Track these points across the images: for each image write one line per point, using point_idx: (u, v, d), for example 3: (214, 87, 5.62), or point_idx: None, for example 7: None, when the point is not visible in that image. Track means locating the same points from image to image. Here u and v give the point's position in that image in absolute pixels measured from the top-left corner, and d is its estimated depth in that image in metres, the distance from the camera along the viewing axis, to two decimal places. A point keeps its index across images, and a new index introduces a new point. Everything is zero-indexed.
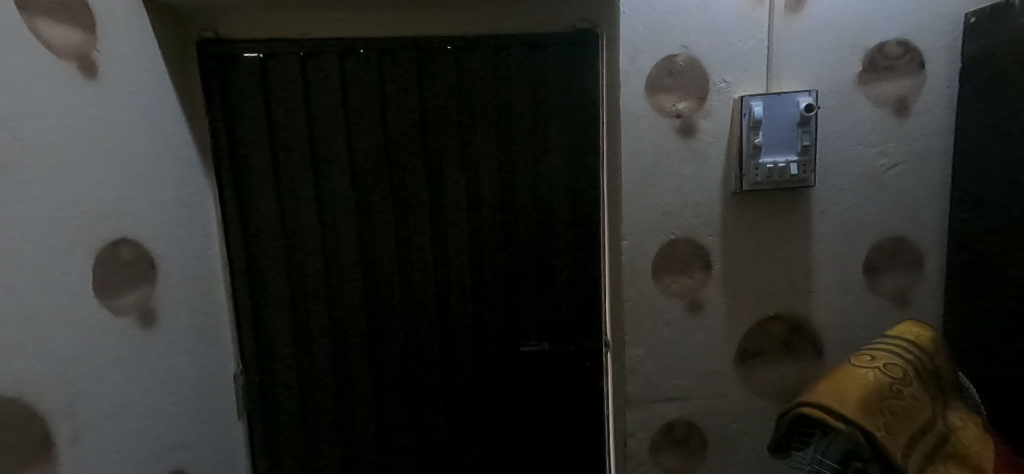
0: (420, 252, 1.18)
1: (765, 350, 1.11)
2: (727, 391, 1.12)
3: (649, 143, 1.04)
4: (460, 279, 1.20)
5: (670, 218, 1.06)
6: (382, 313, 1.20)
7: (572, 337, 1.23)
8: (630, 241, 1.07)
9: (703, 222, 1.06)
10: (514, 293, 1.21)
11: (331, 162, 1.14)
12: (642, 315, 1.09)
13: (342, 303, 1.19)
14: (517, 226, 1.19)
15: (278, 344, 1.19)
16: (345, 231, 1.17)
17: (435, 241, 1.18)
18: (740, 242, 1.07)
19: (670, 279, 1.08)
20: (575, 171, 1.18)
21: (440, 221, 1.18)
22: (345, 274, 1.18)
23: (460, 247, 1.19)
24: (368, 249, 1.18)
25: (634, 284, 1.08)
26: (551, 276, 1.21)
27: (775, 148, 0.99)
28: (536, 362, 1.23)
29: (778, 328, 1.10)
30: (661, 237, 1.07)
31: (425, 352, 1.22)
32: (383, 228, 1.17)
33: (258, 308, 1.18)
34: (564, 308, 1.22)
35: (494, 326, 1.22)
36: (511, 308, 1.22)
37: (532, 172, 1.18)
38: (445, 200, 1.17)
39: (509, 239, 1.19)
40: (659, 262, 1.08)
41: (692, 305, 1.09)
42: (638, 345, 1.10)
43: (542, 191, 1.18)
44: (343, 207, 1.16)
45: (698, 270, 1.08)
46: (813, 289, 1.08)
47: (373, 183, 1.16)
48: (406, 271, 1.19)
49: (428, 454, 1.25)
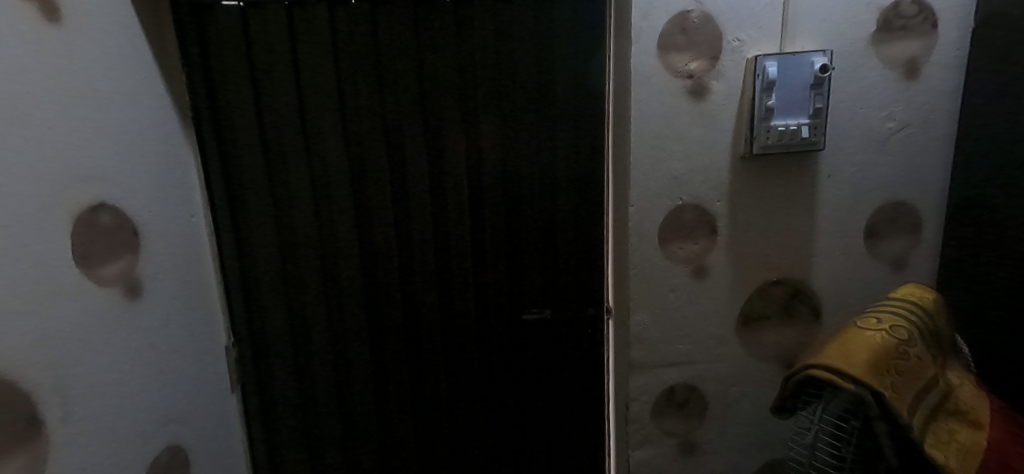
0: (419, 218, 1.14)
1: (766, 315, 1.12)
2: (728, 354, 1.13)
3: (659, 104, 1.01)
4: (462, 248, 1.16)
5: (679, 183, 1.04)
6: (380, 283, 1.16)
7: (574, 304, 1.22)
8: (637, 207, 1.05)
9: (711, 187, 1.05)
10: (516, 260, 1.18)
11: (324, 124, 1.07)
12: (647, 281, 1.09)
13: (339, 273, 1.15)
14: (519, 192, 1.15)
15: (272, 316, 1.14)
16: (341, 198, 1.11)
17: (436, 208, 1.14)
18: (746, 207, 1.06)
19: (676, 244, 1.07)
20: (580, 136, 1.14)
21: (441, 188, 1.13)
22: (342, 243, 1.13)
23: (461, 214, 1.15)
24: (365, 217, 1.13)
25: (640, 251, 1.07)
26: (554, 244, 1.18)
27: (787, 110, 0.98)
28: (537, 329, 1.22)
29: (780, 292, 1.11)
30: (668, 202, 1.05)
31: (426, 322, 1.19)
32: (380, 195, 1.12)
33: (249, 278, 1.12)
34: (567, 276, 1.20)
35: (495, 295, 1.19)
36: (513, 278, 1.19)
37: (536, 136, 1.14)
38: (445, 165, 1.12)
39: (511, 206, 1.16)
40: (666, 228, 1.06)
41: (697, 271, 1.09)
42: (643, 312, 1.10)
43: (546, 155, 1.15)
44: (338, 172, 1.10)
45: (704, 236, 1.07)
46: (816, 254, 1.09)
47: (369, 146, 1.10)
48: (405, 239, 1.15)
49: (429, 424, 1.24)
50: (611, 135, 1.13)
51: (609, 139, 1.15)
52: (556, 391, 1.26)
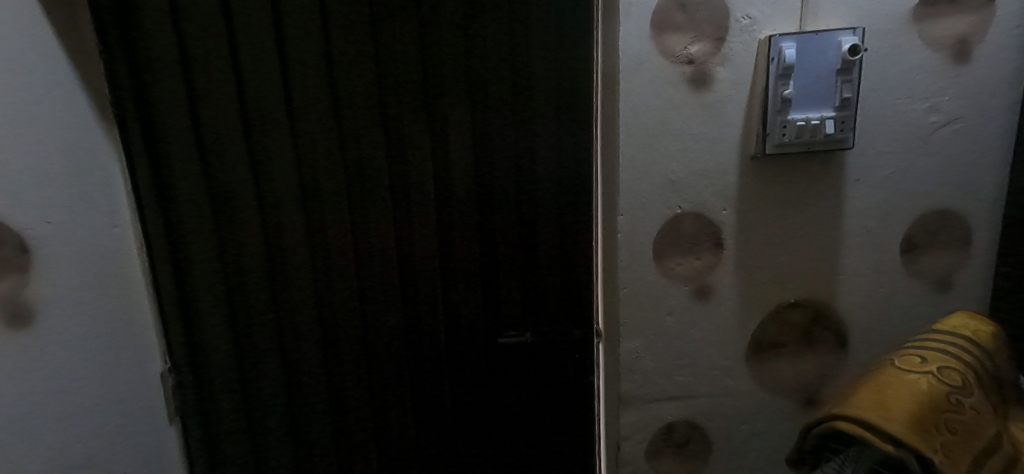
0: (379, 228, 1.00)
1: (781, 342, 0.95)
2: (736, 388, 0.96)
3: (653, 96, 0.85)
4: (428, 263, 1.03)
5: (677, 188, 0.88)
6: (337, 302, 1.02)
7: (558, 326, 1.07)
8: (627, 217, 0.89)
9: (714, 193, 0.89)
10: (491, 274, 1.05)
11: (270, 122, 0.94)
12: (641, 303, 0.93)
13: (291, 292, 1.00)
14: (493, 199, 1.02)
15: (214, 341, 0.99)
16: (291, 207, 0.97)
17: (399, 217, 1.01)
18: (757, 218, 0.90)
19: (673, 260, 0.92)
20: (564, 133, 1.02)
21: (403, 196, 1.00)
22: (292, 258, 0.99)
23: (426, 224, 1.01)
24: (318, 228, 0.99)
25: (631, 267, 0.91)
26: (534, 258, 1.04)
27: (809, 100, 0.81)
28: (516, 354, 1.07)
29: (798, 316, 0.94)
30: (665, 211, 0.89)
31: (388, 347, 1.05)
32: (334, 203, 0.98)
33: (188, 296, 0.97)
34: (550, 293, 1.06)
35: (467, 316, 1.05)
36: (488, 296, 1.05)
37: (513, 136, 1.01)
38: (407, 169, 0.99)
39: (484, 214, 1.03)
40: (662, 240, 0.91)
41: (699, 291, 0.93)
42: (635, 337, 0.94)
43: (524, 154, 1.02)
44: (286, 177, 0.96)
45: (707, 251, 0.91)
46: (841, 272, 0.92)
47: (320, 148, 0.96)
48: (363, 253, 1.01)
49: (396, 460, 1.10)
50: (598, 133, 1.00)
51: (596, 137, 1.03)
52: (539, 423, 1.11)
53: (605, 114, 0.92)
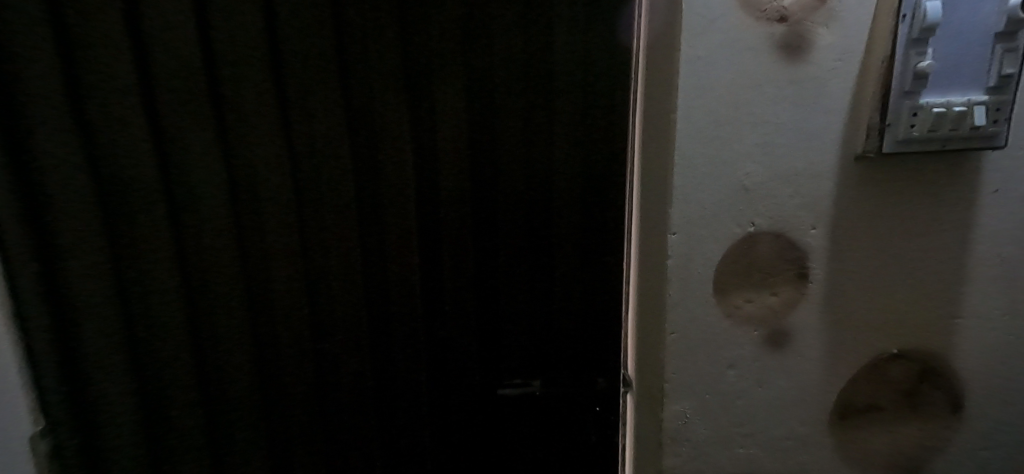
0: (341, 241, 0.73)
1: (876, 406, 0.71)
2: (814, 464, 0.72)
3: (728, 67, 0.60)
4: (404, 291, 0.77)
5: (751, 198, 0.64)
6: (280, 349, 0.73)
7: (576, 373, 0.82)
8: (681, 237, 0.65)
9: (802, 206, 0.65)
10: (489, 303, 0.79)
11: (177, 93, 0.61)
12: (695, 353, 0.68)
13: (221, 338, 0.68)
14: (496, 208, 0.78)
15: (108, 426, 0.63)
16: (224, 217, 0.67)
17: (370, 229, 0.74)
18: (857, 241, 0.66)
19: (740, 295, 0.67)
20: (583, 121, 0.76)
21: (371, 202, 0.74)
22: (221, 294, 0.68)
23: (404, 238, 0.75)
24: (253, 245, 0.69)
25: (683, 305, 0.67)
26: (546, 285, 0.80)
27: (952, 78, 0.57)
28: (520, 409, 0.82)
29: (900, 372, 0.70)
30: (734, 229, 0.65)
31: (352, 404, 0.77)
32: (280, 207, 0.69)
33: (56, 356, 0.61)
34: (567, 332, 0.81)
35: (458, 360, 0.80)
36: (485, 333, 0.80)
37: (522, 125, 0.76)
38: (372, 164, 0.73)
39: (478, 226, 0.78)
40: (726, 269, 0.66)
41: (773, 338, 0.68)
42: (685, 398, 0.70)
43: (536, 145, 0.77)
44: (211, 175, 0.64)
45: (786, 284, 0.67)
46: (960, 315, 0.69)
47: (259, 134, 0.66)
48: (317, 280, 0.73)
49: None
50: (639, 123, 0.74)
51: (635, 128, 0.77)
52: None
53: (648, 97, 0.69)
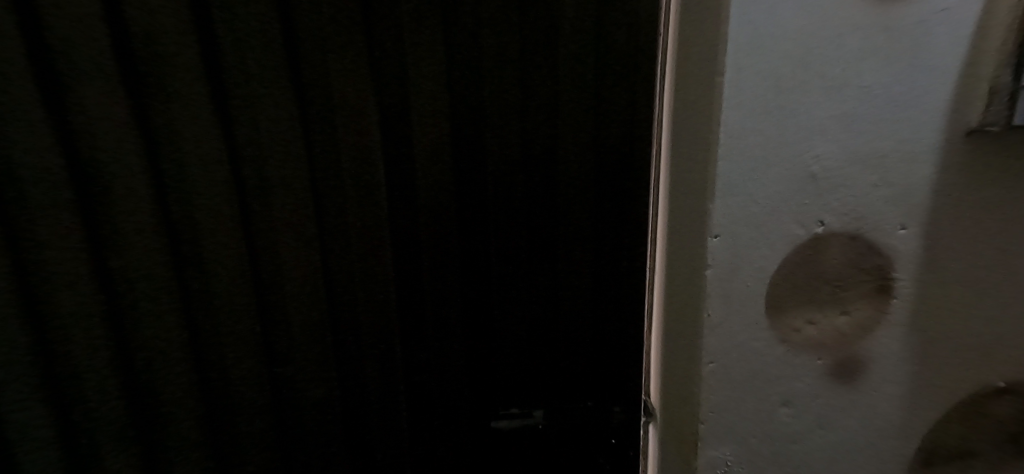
0: (293, 249, 0.57)
1: (976, 454, 0.55)
2: None
3: (797, 9, 0.44)
4: (377, 302, 0.61)
5: (820, 188, 0.48)
6: (225, 384, 0.57)
7: (584, 396, 0.69)
8: (724, 240, 0.50)
9: (887, 200, 0.49)
10: (485, 319, 0.66)
11: (70, 46, 0.46)
12: (739, 387, 0.54)
13: (147, 371, 0.53)
14: (488, 202, 0.63)
15: None
16: (139, 211, 0.50)
17: (334, 227, 0.59)
18: (958, 245, 0.50)
19: (800, 315, 0.52)
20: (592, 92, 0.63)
21: (328, 193, 0.58)
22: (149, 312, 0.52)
23: (373, 238, 0.60)
24: (187, 251, 0.53)
25: (725, 327, 0.52)
26: (550, 293, 0.66)
27: None
28: (518, 443, 0.69)
29: (1009, 411, 0.54)
30: (794, 230, 0.49)
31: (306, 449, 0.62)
32: (213, 206, 0.53)
33: None
34: (575, 350, 0.67)
35: (444, 387, 0.66)
36: (475, 353, 0.66)
37: (522, 97, 0.62)
38: (327, 144, 0.57)
39: (466, 223, 0.63)
40: (783, 282, 0.51)
41: (841, 369, 0.53)
42: (724, 442, 0.55)
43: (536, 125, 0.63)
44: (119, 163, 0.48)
45: (860, 301, 0.52)
46: None
47: (180, 98, 0.50)
48: (267, 289, 0.58)
49: None
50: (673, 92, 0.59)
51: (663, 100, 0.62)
52: None
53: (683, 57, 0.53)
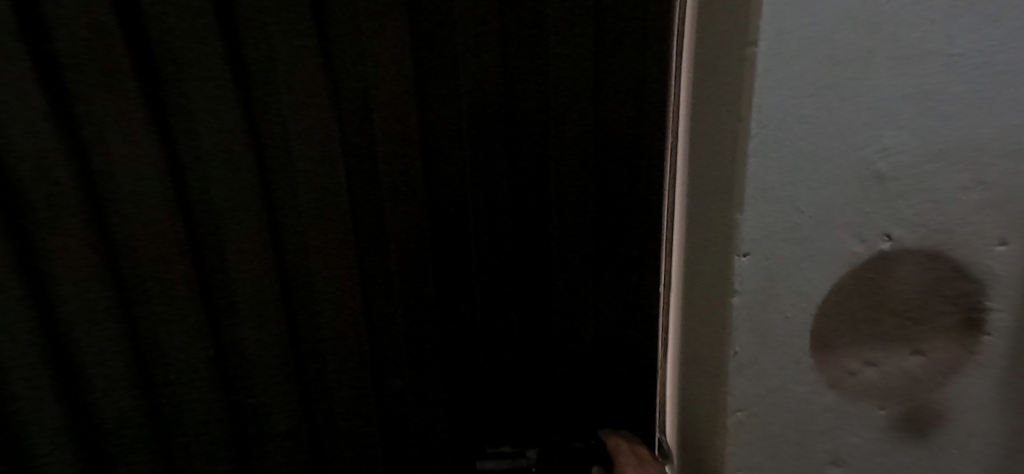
0: (248, 278, 0.48)
1: None
2: None
3: None
4: (336, 327, 0.52)
5: (885, 193, 0.37)
6: (180, 427, 0.50)
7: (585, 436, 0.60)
8: (757, 260, 0.39)
9: (980, 207, 0.37)
10: (468, 349, 0.57)
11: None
12: (775, 441, 0.43)
13: (93, 413, 0.46)
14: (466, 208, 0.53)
15: None
16: (68, 229, 0.42)
17: (287, 235, 0.49)
18: None
19: (856, 355, 0.40)
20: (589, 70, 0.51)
21: (284, 195, 0.48)
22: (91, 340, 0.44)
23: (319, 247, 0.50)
24: (133, 282, 0.45)
25: (757, 367, 0.41)
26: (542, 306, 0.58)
27: None
28: None
29: None
30: (851, 247, 0.38)
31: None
32: (154, 229, 0.44)
33: None
34: (574, 384, 0.59)
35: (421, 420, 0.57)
36: (456, 381, 0.57)
37: (513, 92, 0.52)
38: (278, 137, 0.47)
39: (440, 236, 0.54)
40: (834, 314, 0.39)
41: (912, 424, 0.41)
42: None
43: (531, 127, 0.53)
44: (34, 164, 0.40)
45: (938, 339, 0.40)
46: None
47: (110, 101, 0.42)
48: (220, 319, 0.49)
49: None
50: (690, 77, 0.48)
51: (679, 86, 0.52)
52: None
53: (703, 31, 0.43)
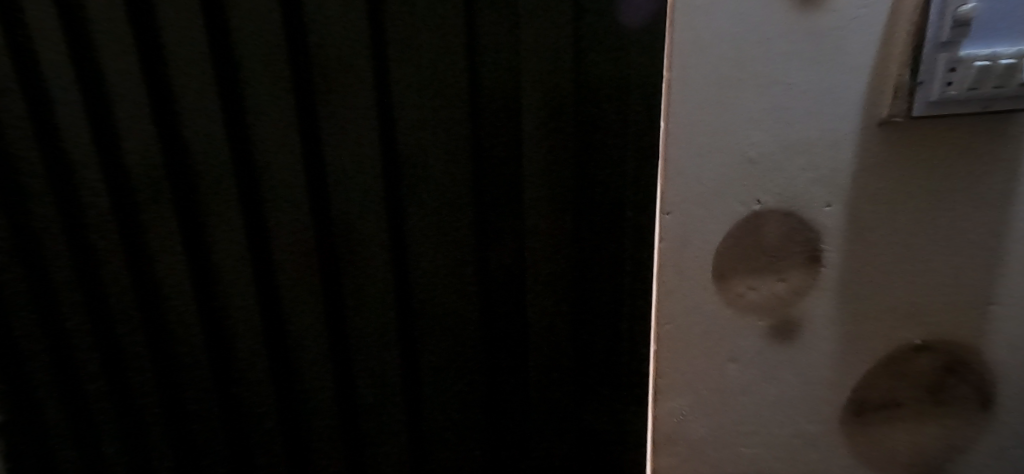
0: (230, 252, 0.53)
1: (895, 402, 0.63)
2: (826, 466, 0.65)
3: (729, 17, 0.51)
4: (307, 304, 0.56)
5: (756, 171, 0.56)
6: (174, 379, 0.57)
7: (560, 427, 0.64)
8: (677, 217, 0.57)
9: (816, 180, 0.56)
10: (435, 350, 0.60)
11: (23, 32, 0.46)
12: (691, 345, 0.62)
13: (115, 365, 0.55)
14: (436, 192, 0.55)
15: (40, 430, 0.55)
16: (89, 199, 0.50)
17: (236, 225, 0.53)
18: (878, 220, 0.57)
19: (743, 282, 0.60)
20: (561, 77, 0.53)
21: (263, 172, 0.52)
22: (99, 283, 0.53)
23: (291, 246, 0.54)
24: (139, 251, 0.53)
25: (678, 292, 0.60)
26: (495, 328, 0.61)
27: (990, 27, 0.49)
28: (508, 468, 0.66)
29: (924, 365, 0.62)
30: (736, 206, 0.57)
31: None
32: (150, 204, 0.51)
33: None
34: (554, 385, 0.62)
35: (368, 415, 0.61)
36: (410, 381, 0.62)
37: (500, 108, 0.55)
38: (257, 140, 0.51)
39: (405, 245, 0.57)
40: (725, 253, 0.59)
41: (781, 328, 0.61)
42: (681, 393, 0.63)
43: (515, 147, 0.56)
44: (71, 139, 0.48)
45: (796, 269, 0.59)
46: (992, 299, 0.60)
47: (123, 96, 0.48)
48: (209, 293, 0.55)
49: None
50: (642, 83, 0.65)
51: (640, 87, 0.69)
52: None
53: None
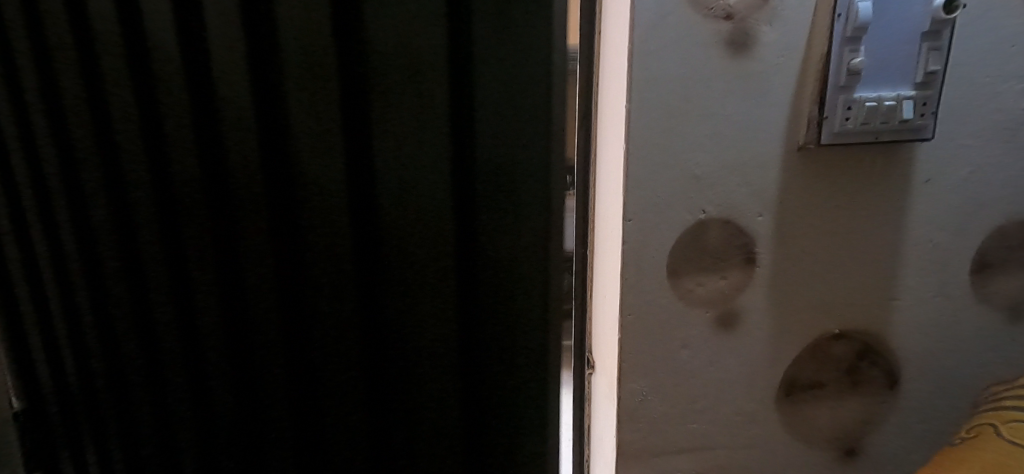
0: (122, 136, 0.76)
1: (818, 383, 0.75)
2: (763, 439, 0.77)
3: (676, 61, 0.63)
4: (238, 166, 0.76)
5: (700, 185, 0.68)
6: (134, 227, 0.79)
7: (370, 264, 0.79)
8: (637, 224, 0.68)
9: (749, 194, 0.68)
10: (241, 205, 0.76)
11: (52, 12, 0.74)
12: (648, 333, 0.72)
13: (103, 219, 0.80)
14: (337, 85, 0.72)
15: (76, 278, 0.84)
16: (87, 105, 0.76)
17: (187, 167, 0.77)
18: (799, 228, 0.70)
19: (692, 279, 0.71)
20: (436, 48, 0.70)
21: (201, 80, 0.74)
22: (90, 163, 0.78)
23: (232, 147, 0.75)
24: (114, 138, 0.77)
25: (638, 288, 0.70)
26: (380, 327, 0.81)
27: (887, 74, 0.62)
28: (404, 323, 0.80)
29: (841, 351, 0.74)
30: (685, 215, 0.68)
31: (147, 398, 0.86)
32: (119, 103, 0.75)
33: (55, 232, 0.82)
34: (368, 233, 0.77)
35: (319, 321, 0.80)
36: (296, 329, 0.82)
37: (314, 25, 0.70)
38: (196, 62, 0.73)
39: (278, 124, 0.75)
40: (676, 255, 0.70)
41: (724, 319, 0.72)
42: (640, 376, 0.73)
43: (394, 59, 0.71)
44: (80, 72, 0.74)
45: (735, 268, 0.71)
46: (896, 296, 0.73)
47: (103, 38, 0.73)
48: (155, 164, 0.77)
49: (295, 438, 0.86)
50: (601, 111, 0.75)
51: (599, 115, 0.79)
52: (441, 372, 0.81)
53: (608, 89, 0.72)
